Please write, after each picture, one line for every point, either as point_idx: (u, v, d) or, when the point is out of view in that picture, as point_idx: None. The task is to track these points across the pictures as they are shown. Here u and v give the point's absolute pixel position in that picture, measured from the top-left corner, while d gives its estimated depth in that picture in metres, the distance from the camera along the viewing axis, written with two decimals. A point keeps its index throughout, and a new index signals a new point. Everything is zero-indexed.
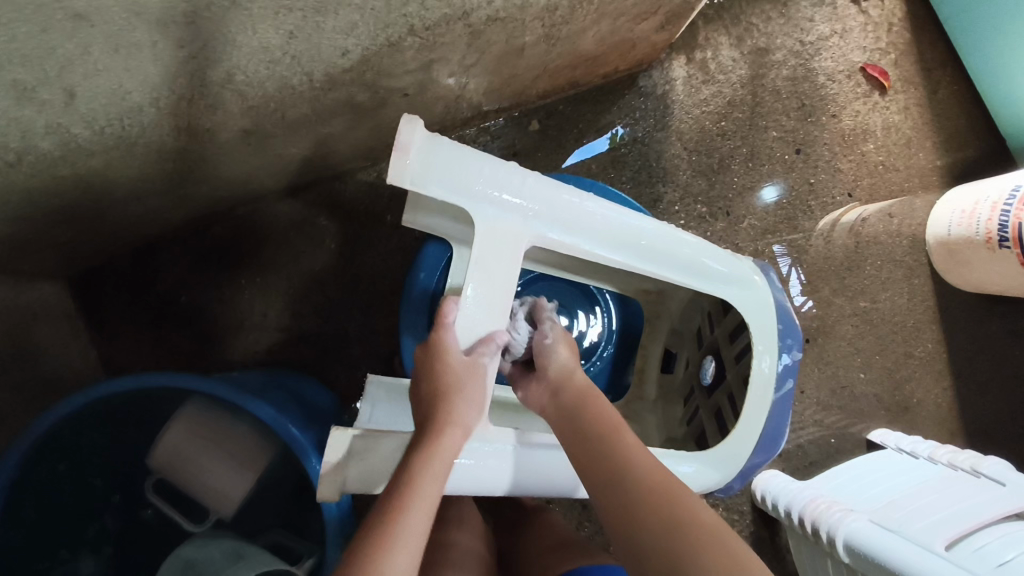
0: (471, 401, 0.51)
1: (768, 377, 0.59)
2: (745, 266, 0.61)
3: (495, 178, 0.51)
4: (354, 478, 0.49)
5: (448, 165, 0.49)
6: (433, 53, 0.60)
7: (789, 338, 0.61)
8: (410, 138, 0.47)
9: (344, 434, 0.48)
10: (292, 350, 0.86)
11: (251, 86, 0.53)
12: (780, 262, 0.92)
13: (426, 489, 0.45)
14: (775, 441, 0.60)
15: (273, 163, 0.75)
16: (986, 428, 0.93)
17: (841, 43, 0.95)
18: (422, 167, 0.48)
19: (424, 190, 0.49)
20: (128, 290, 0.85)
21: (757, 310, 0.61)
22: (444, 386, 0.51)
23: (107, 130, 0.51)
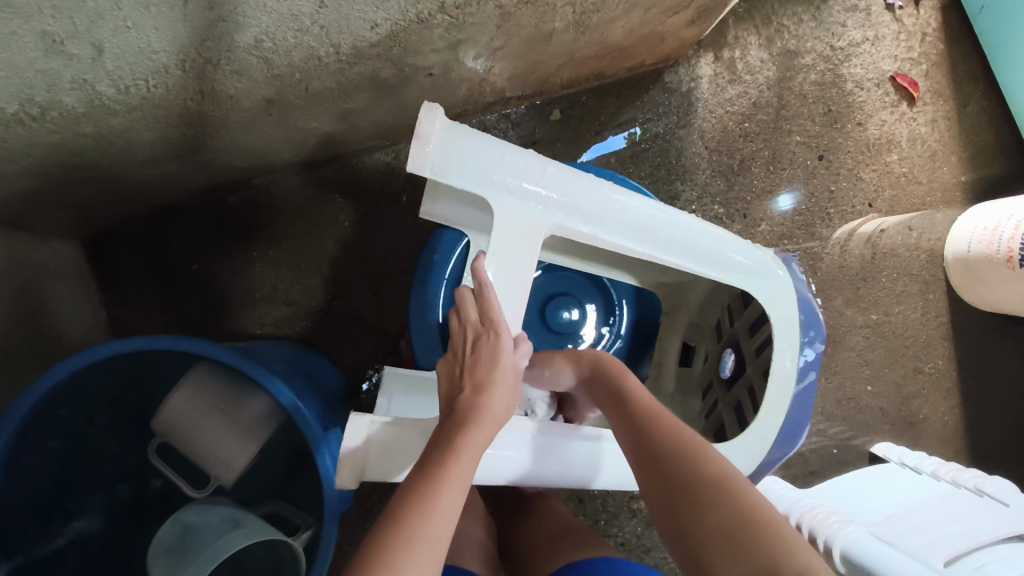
0: (504, 393, 0.46)
1: (788, 374, 0.58)
2: (771, 261, 0.60)
3: (514, 167, 0.51)
4: (377, 466, 0.50)
5: (470, 153, 0.50)
6: (461, 33, 0.60)
7: (811, 331, 0.60)
8: (430, 127, 0.48)
9: (361, 418, 0.49)
10: (300, 325, 0.86)
11: (277, 54, 0.52)
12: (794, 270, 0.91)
13: (461, 465, 0.41)
14: (796, 434, 0.60)
15: (293, 136, 0.75)
16: (992, 449, 0.92)
17: (872, 51, 0.93)
18: (441, 157, 0.49)
19: (445, 179, 0.50)
20: (141, 254, 0.85)
21: (778, 306, 0.59)
22: (488, 376, 0.46)
23: (131, 89, 0.50)
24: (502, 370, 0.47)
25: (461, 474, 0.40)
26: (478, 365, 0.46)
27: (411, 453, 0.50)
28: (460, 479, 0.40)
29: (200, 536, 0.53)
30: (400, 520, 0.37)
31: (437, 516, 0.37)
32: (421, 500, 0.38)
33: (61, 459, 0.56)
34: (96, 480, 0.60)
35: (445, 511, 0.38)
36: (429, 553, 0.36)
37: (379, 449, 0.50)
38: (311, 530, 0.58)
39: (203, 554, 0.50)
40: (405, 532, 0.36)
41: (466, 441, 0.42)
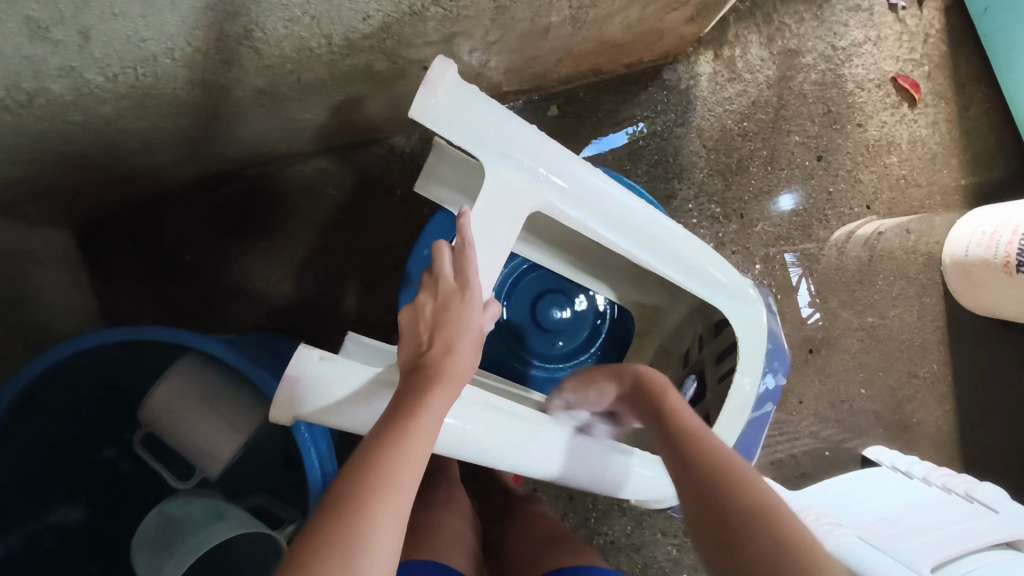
0: (468, 352, 0.46)
1: (748, 398, 0.58)
2: (749, 287, 0.60)
3: (515, 135, 0.50)
4: (315, 404, 0.47)
5: (474, 111, 0.49)
6: (456, 26, 0.59)
7: (776, 361, 0.61)
8: (441, 78, 0.47)
9: (312, 351, 0.47)
10: (291, 317, 0.86)
11: (268, 44, 0.52)
12: (792, 271, 0.91)
13: (430, 414, 0.42)
14: (743, 460, 0.61)
15: (288, 127, 0.74)
16: (985, 455, 0.92)
17: (874, 51, 0.93)
18: (445, 106, 0.48)
19: (442, 132, 0.48)
20: (134, 243, 0.85)
21: (752, 331, 0.59)
22: (448, 341, 0.46)
23: (121, 77, 0.50)
24: (466, 332, 0.46)
25: (431, 423, 0.42)
26: (443, 320, 0.46)
27: (354, 399, 0.47)
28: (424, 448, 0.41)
29: (183, 528, 0.53)
30: (374, 469, 0.38)
31: (404, 471, 0.39)
32: (389, 450, 0.39)
33: (46, 447, 0.56)
34: (81, 469, 0.60)
35: (412, 467, 0.39)
36: (397, 507, 0.38)
37: (323, 387, 0.47)
38: (295, 524, 0.58)
39: (186, 546, 0.51)
40: (371, 486, 0.37)
41: (435, 391, 0.43)
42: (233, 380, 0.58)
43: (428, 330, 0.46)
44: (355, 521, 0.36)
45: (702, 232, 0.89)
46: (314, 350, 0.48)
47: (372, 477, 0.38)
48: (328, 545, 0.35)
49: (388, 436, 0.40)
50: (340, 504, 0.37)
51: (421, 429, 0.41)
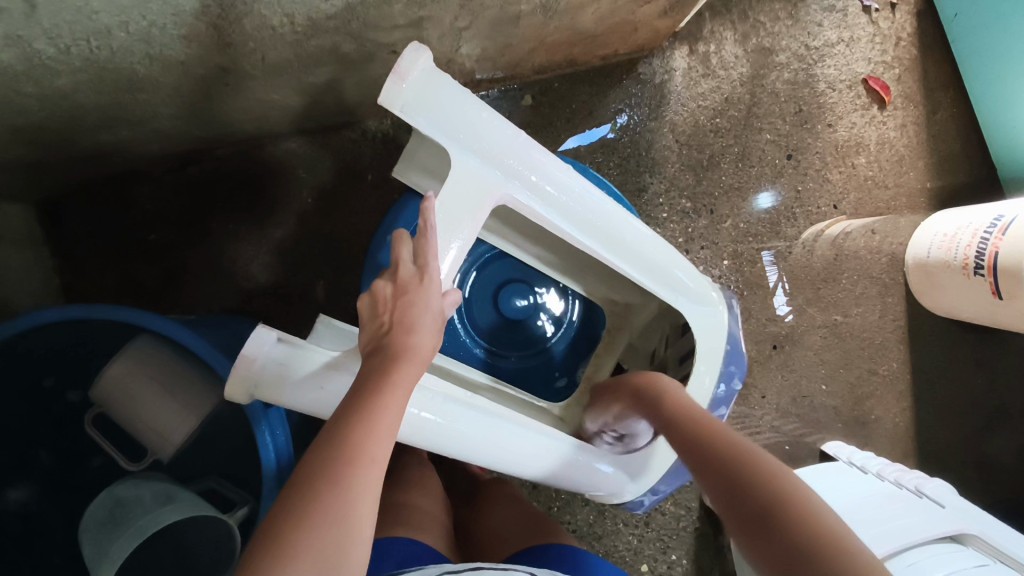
0: (430, 333, 0.46)
1: (705, 394, 0.61)
2: (713, 291, 0.62)
3: (483, 129, 0.50)
4: (267, 384, 0.47)
5: (445, 103, 0.48)
6: (423, 11, 0.59)
7: (732, 366, 0.62)
8: (411, 66, 0.46)
9: (268, 331, 0.46)
10: (257, 300, 0.85)
11: (226, 20, 0.51)
12: (769, 271, 0.92)
13: (399, 388, 0.42)
14: None
15: (255, 108, 0.73)
16: (940, 452, 0.94)
17: (846, 52, 0.93)
18: (413, 95, 0.47)
19: (410, 119, 0.48)
20: (96, 220, 0.83)
21: (712, 332, 0.61)
22: (401, 322, 0.45)
23: (74, 50, 0.49)
24: (426, 314, 0.46)
25: (400, 400, 0.42)
26: (409, 300, 0.46)
27: (310, 383, 0.47)
28: (387, 425, 0.40)
29: (129, 511, 0.53)
30: (340, 447, 0.38)
31: (379, 445, 0.39)
32: (361, 422, 0.39)
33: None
34: (32, 448, 0.59)
35: (380, 440, 0.40)
36: (367, 480, 0.38)
37: (277, 369, 0.46)
38: (248, 506, 0.58)
39: (129, 530, 0.50)
40: (346, 459, 0.37)
41: (402, 367, 0.43)
42: (190, 363, 0.58)
43: (390, 309, 0.46)
44: (329, 497, 0.36)
45: (671, 227, 0.90)
46: (271, 329, 0.46)
47: (345, 453, 0.38)
48: (302, 517, 0.35)
49: (358, 411, 0.40)
50: (314, 475, 0.37)
51: (390, 401, 0.41)
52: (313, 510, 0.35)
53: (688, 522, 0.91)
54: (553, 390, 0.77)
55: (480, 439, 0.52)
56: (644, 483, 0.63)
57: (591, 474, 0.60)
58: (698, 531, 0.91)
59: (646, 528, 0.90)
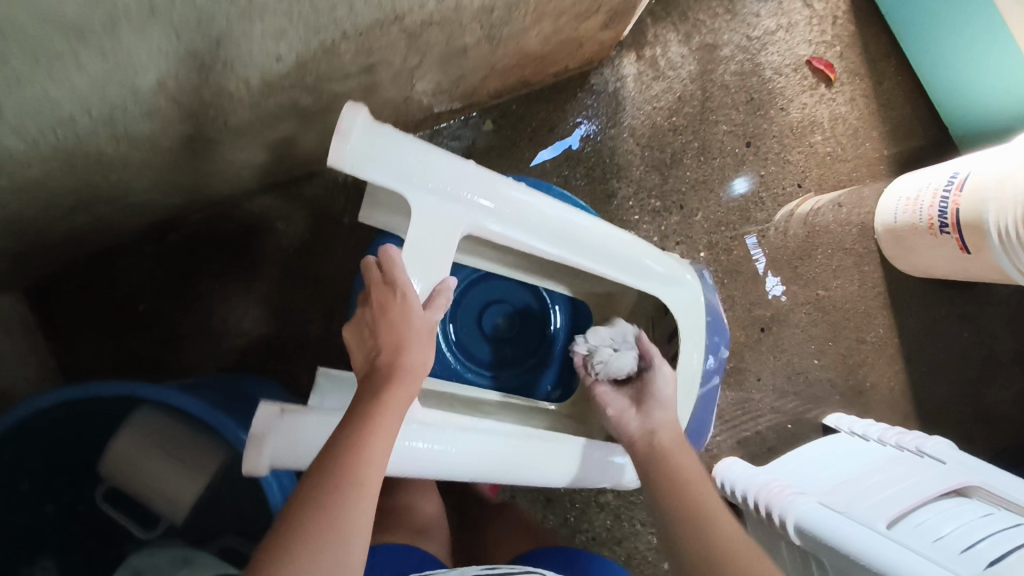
0: (422, 348, 0.47)
1: (697, 370, 0.64)
2: (684, 271, 0.65)
3: (434, 168, 0.52)
4: (285, 453, 0.48)
5: (390, 151, 0.50)
6: (373, 57, 0.61)
7: (716, 337, 0.66)
8: (351, 124, 0.48)
9: (273, 405, 0.48)
10: (252, 354, 0.87)
11: (185, 93, 0.53)
12: (754, 254, 0.94)
13: (394, 410, 0.44)
14: (699, 436, 0.67)
15: (224, 169, 0.75)
16: (939, 410, 0.96)
17: (787, 38, 0.97)
18: (360, 151, 0.49)
19: (360, 173, 0.49)
20: (85, 298, 0.85)
21: (689, 311, 0.64)
22: (393, 338, 0.47)
23: (42, 141, 0.51)
24: (412, 328, 0.47)
25: (395, 420, 0.44)
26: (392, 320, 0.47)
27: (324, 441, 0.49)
28: (382, 445, 0.42)
29: None
30: (337, 467, 0.40)
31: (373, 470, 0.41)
32: (357, 445, 0.41)
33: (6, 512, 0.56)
34: (46, 530, 0.60)
35: (375, 461, 0.41)
36: (362, 501, 0.40)
37: (291, 438, 0.49)
38: None
39: None
40: (342, 480, 0.40)
41: (393, 387, 0.45)
42: (190, 426, 0.59)
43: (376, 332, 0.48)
44: (325, 517, 0.38)
45: (644, 227, 0.92)
46: (275, 403, 0.49)
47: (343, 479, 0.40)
48: (300, 540, 0.37)
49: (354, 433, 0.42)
50: (314, 495, 0.39)
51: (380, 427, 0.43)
52: (311, 529, 0.37)
53: None
54: (553, 388, 0.79)
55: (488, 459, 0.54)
56: None
57: (605, 469, 0.60)
58: None
59: None
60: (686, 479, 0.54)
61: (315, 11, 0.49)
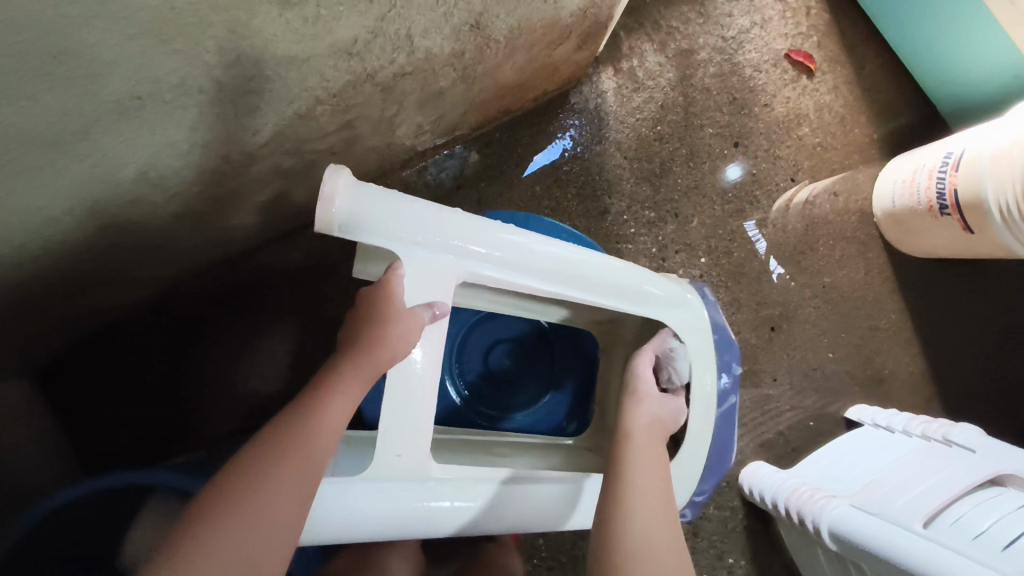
0: (404, 333, 0.51)
1: (711, 393, 0.64)
2: (687, 292, 0.64)
3: (423, 223, 0.51)
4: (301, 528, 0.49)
5: (377, 211, 0.49)
6: (349, 114, 0.61)
7: (727, 355, 0.69)
8: (333, 188, 0.47)
9: None
10: (264, 415, 0.86)
11: (167, 178, 0.53)
12: (761, 246, 0.94)
13: (356, 381, 0.50)
14: (723, 460, 0.68)
15: (215, 237, 0.75)
16: (960, 390, 0.94)
17: (762, 34, 0.96)
18: (346, 214, 0.48)
19: (352, 237, 0.49)
20: (90, 375, 0.83)
21: (694, 333, 0.64)
22: (378, 313, 0.51)
23: (29, 243, 0.50)
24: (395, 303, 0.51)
25: (355, 389, 0.50)
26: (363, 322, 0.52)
27: (337, 512, 0.49)
28: (338, 408, 0.49)
29: None
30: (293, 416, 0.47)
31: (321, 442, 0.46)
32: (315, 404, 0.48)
33: None
34: None
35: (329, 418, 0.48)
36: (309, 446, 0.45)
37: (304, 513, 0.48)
38: None
39: None
40: (295, 426, 0.46)
41: (350, 381, 0.50)
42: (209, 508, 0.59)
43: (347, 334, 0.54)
44: (270, 451, 0.45)
45: (642, 240, 0.91)
46: None
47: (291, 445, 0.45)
48: (245, 466, 0.44)
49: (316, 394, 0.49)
50: (272, 434, 0.46)
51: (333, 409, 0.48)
52: (256, 458, 0.44)
53: (737, 521, 0.90)
54: (570, 422, 0.78)
55: (511, 504, 0.55)
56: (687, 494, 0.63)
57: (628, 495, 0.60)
58: (748, 528, 0.90)
59: (695, 539, 0.89)
60: (639, 464, 0.55)
61: (287, 84, 0.48)
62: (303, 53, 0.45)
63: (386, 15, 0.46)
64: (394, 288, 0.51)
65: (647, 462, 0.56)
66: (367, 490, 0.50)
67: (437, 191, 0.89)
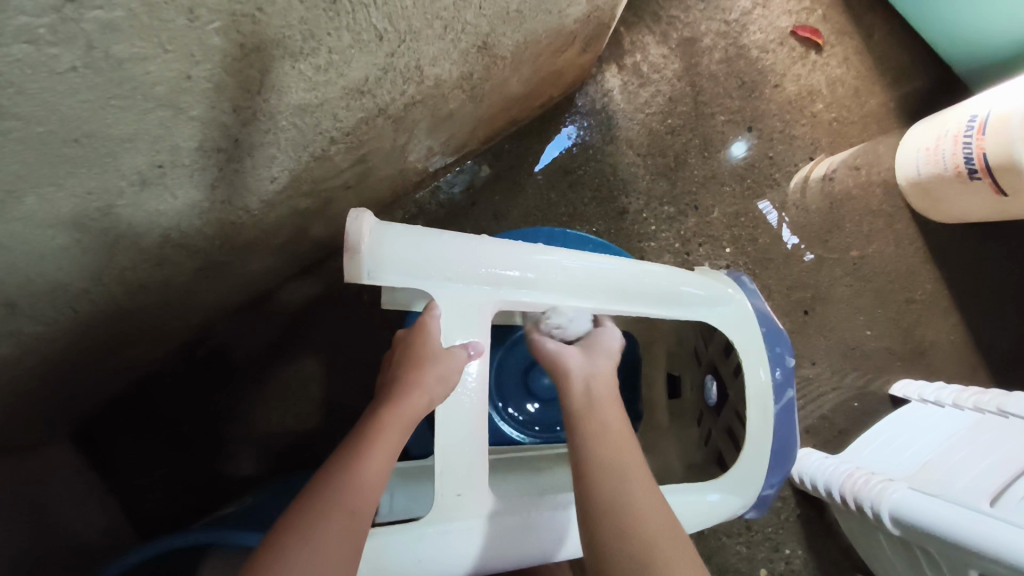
0: (441, 380, 0.50)
1: (766, 386, 0.61)
2: (726, 287, 0.62)
3: (449, 258, 0.50)
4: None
5: (401, 252, 0.48)
6: (363, 149, 0.59)
7: (778, 347, 0.63)
8: (359, 236, 0.46)
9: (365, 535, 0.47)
10: (306, 453, 0.86)
11: (189, 237, 0.52)
12: (781, 231, 0.92)
13: (394, 431, 0.49)
14: (787, 451, 0.62)
15: (239, 282, 0.74)
16: (1004, 355, 0.92)
17: (766, 13, 0.93)
18: (373, 262, 0.47)
19: (382, 283, 0.48)
20: (130, 429, 0.83)
21: (739, 330, 0.62)
22: (416, 355, 0.51)
23: (60, 320, 0.49)
24: (433, 342, 0.51)
25: (396, 437, 0.49)
26: (402, 367, 0.52)
27: (409, 560, 0.48)
28: (381, 455, 0.47)
29: None
30: (334, 463, 0.46)
31: (360, 494, 0.45)
32: (355, 450, 0.47)
33: None
34: None
35: (370, 464, 0.46)
36: (350, 495, 0.44)
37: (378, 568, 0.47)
38: None
39: None
40: (339, 471, 0.45)
41: (390, 427, 0.49)
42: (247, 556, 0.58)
43: (385, 384, 0.53)
44: (308, 499, 0.44)
45: (665, 237, 0.90)
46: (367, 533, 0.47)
47: (333, 495, 0.44)
48: (289, 514, 0.43)
49: (357, 440, 0.48)
50: (316, 482, 0.45)
51: (372, 460, 0.46)
52: (298, 506, 0.43)
53: (790, 511, 0.89)
54: (622, 425, 0.78)
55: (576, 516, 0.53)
56: (756, 486, 0.61)
57: (699, 509, 0.58)
58: (802, 517, 0.89)
59: (749, 532, 0.88)
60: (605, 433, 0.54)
61: (301, 131, 0.47)
62: (316, 99, 0.44)
63: (396, 50, 0.45)
64: (430, 330, 0.51)
65: (607, 418, 0.55)
66: (436, 534, 0.48)
67: (452, 208, 0.87)
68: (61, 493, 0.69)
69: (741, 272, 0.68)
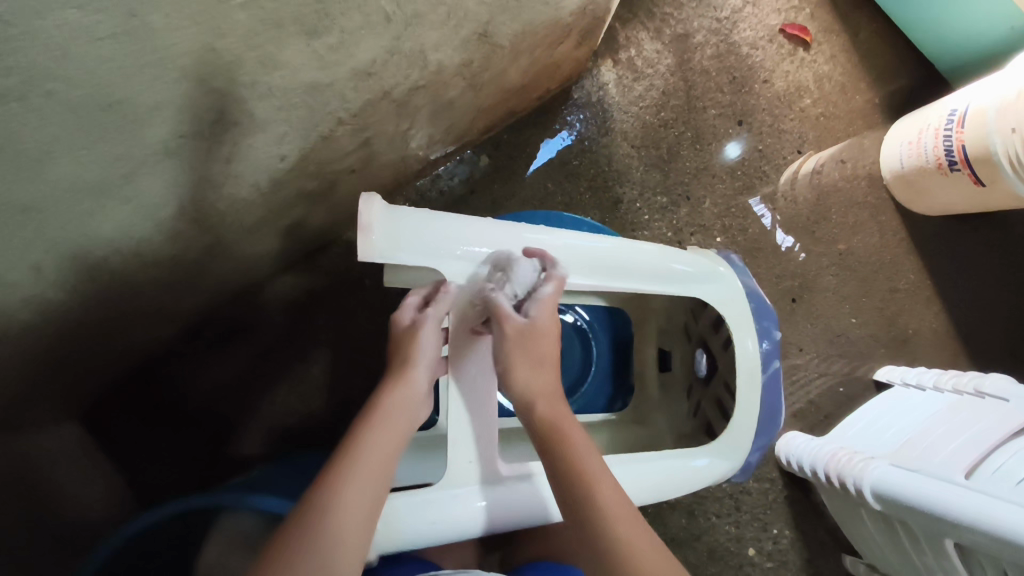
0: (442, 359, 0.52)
1: (754, 357, 0.64)
2: (716, 264, 0.65)
3: (453, 236, 0.53)
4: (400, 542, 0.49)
5: (411, 232, 0.51)
6: (368, 132, 0.62)
7: (765, 321, 0.67)
8: (371, 217, 0.48)
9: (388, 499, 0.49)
10: (309, 432, 0.88)
11: (202, 211, 0.54)
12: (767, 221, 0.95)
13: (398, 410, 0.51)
14: (774, 416, 0.65)
15: (244, 264, 0.76)
16: (984, 342, 0.95)
17: (756, 11, 0.97)
18: (386, 242, 0.49)
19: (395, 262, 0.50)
20: (135, 410, 0.84)
21: (732, 302, 0.65)
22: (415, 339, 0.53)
23: (81, 288, 0.52)
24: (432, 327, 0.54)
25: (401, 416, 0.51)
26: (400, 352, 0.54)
27: (426, 522, 0.50)
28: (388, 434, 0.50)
29: None
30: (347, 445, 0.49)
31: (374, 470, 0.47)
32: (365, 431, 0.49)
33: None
34: None
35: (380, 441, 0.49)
36: (364, 472, 0.47)
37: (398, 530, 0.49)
38: None
39: None
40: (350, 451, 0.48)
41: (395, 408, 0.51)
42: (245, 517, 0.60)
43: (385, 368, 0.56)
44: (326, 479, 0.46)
45: (657, 226, 0.93)
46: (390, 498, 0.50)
47: (348, 473, 0.46)
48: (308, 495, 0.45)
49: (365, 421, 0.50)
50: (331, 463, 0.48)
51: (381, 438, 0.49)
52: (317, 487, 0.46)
53: (777, 493, 0.92)
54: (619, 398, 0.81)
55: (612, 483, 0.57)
56: (743, 452, 0.63)
57: (689, 473, 0.60)
58: (789, 498, 0.92)
59: (739, 513, 0.91)
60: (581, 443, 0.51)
61: (311, 110, 0.50)
62: (326, 78, 0.47)
63: (402, 33, 0.48)
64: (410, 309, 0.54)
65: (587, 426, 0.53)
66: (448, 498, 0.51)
67: (452, 196, 0.90)
68: (75, 466, 0.71)
69: (729, 251, 0.71)
